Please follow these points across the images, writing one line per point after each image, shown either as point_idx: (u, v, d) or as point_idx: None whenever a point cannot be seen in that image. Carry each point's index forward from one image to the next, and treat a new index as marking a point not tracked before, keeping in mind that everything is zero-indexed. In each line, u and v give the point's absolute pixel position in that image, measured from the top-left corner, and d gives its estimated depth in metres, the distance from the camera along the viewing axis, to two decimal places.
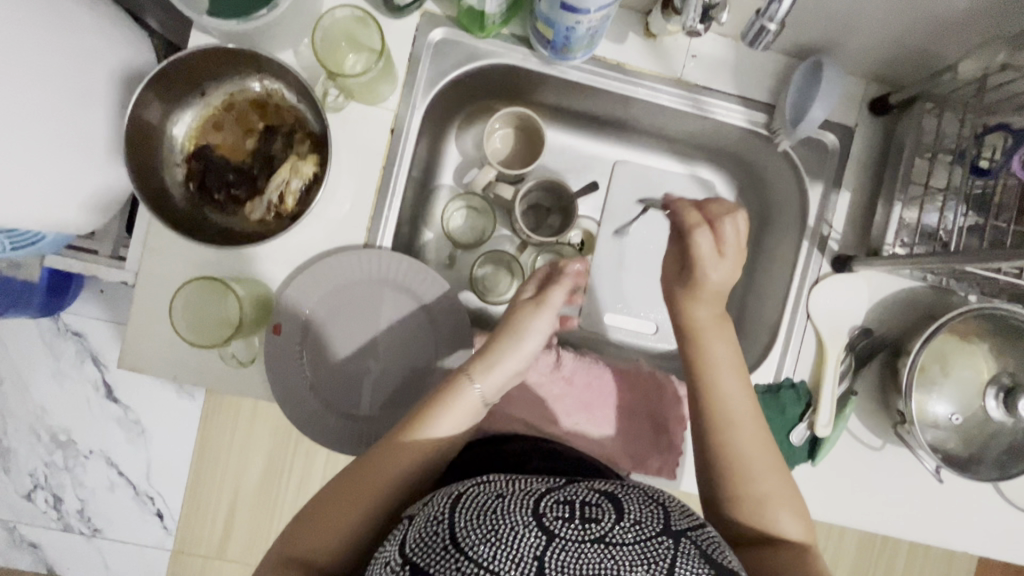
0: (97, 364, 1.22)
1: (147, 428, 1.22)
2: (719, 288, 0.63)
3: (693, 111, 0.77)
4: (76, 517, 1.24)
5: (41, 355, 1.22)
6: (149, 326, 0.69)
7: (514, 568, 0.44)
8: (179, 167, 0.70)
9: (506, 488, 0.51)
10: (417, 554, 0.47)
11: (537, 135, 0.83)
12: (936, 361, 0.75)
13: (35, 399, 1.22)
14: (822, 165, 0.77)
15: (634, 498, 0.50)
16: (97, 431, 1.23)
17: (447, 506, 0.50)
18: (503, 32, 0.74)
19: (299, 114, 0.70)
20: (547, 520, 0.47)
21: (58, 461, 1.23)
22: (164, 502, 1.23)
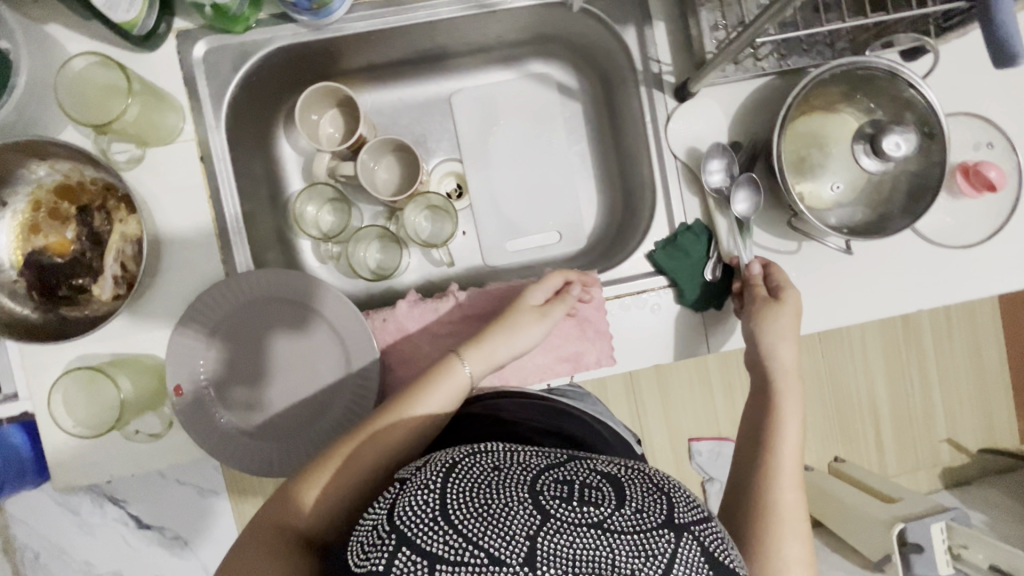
0: (116, 502, 1.18)
1: (188, 539, 1.21)
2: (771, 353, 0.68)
3: (479, 11, 0.75)
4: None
5: (60, 516, 1.17)
6: (62, 446, 0.68)
7: (506, 547, 0.42)
8: (15, 283, 0.68)
9: (503, 461, 0.49)
10: (405, 523, 0.44)
11: (352, 103, 0.81)
12: (812, 144, 0.73)
13: (76, 557, 1.19)
14: (625, 7, 0.75)
15: (638, 485, 0.47)
16: (143, 563, 1.21)
17: (440, 475, 0.47)
18: (260, 17, 0.72)
19: (102, 182, 0.69)
20: (544, 500, 0.44)
21: None
22: None
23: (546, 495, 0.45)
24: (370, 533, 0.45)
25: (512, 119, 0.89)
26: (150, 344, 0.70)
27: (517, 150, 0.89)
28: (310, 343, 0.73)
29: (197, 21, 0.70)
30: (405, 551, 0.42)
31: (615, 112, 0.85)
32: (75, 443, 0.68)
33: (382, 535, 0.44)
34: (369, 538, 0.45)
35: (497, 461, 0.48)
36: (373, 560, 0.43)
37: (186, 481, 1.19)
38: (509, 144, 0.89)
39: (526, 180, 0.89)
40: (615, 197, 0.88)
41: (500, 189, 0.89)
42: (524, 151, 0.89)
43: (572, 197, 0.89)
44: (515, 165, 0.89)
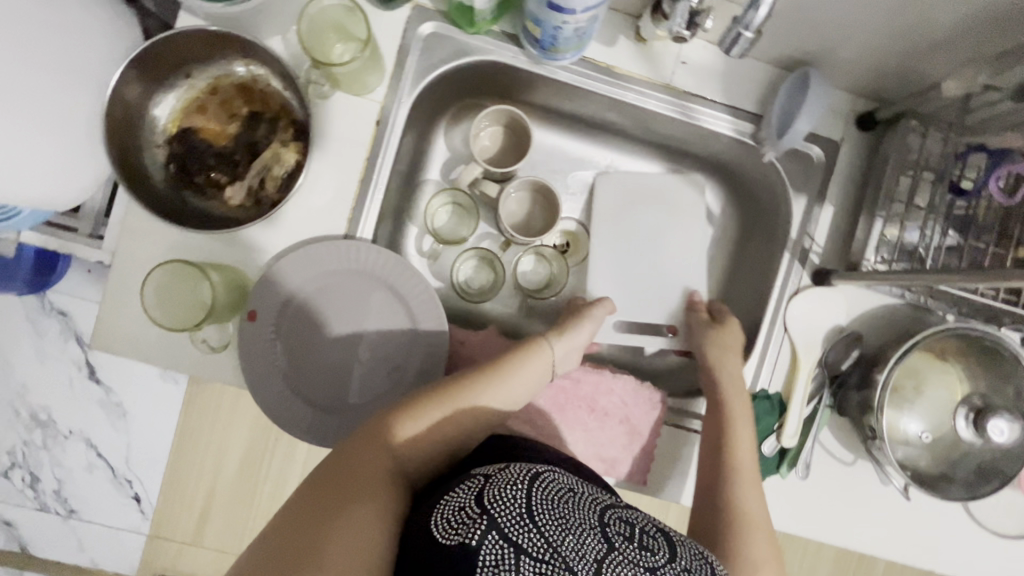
0: (80, 344, 1.20)
1: (128, 410, 1.23)
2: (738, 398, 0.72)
3: (680, 117, 0.76)
4: (53, 497, 1.25)
5: (25, 332, 1.20)
6: (118, 311, 0.69)
7: (576, 562, 0.48)
8: (159, 148, 0.69)
9: (579, 486, 0.55)
10: (496, 508, 0.49)
11: (523, 134, 0.83)
12: (912, 378, 0.75)
13: (16, 379, 1.21)
14: (807, 177, 0.77)
15: (687, 546, 0.53)
16: (78, 413, 1.23)
17: (527, 478, 0.52)
18: (493, 28, 0.73)
19: (283, 100, 0.70)
20: (612, 533, 0.51)
21: (36, 441, 1.24)
22: (142, 486, 1.25)
23: (613, 529, 0.51)
24: (457, 511, 0.49)
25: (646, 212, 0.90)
26: (247, 260, 0.71)
27: (642, 228, 0.87)
28: (378, 318, 0.73)
29: (437, 4, 0.73)
30: (493, 535, 0.48)
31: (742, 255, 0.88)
32: (133, 315, 0.69)
33: (471, 516, 0.49)
34: (456, 516, 0.50)
35: (572, 484, 0.54)
36: (461, 537, 0.48)
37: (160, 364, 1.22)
38: (645, 223, 0.87)
39: (638, 259, 0.87)
40: None
41: (610, 253, 0.87)
42: (654, 240, 0.87)
43: (667, 296, 0.87)
44: None
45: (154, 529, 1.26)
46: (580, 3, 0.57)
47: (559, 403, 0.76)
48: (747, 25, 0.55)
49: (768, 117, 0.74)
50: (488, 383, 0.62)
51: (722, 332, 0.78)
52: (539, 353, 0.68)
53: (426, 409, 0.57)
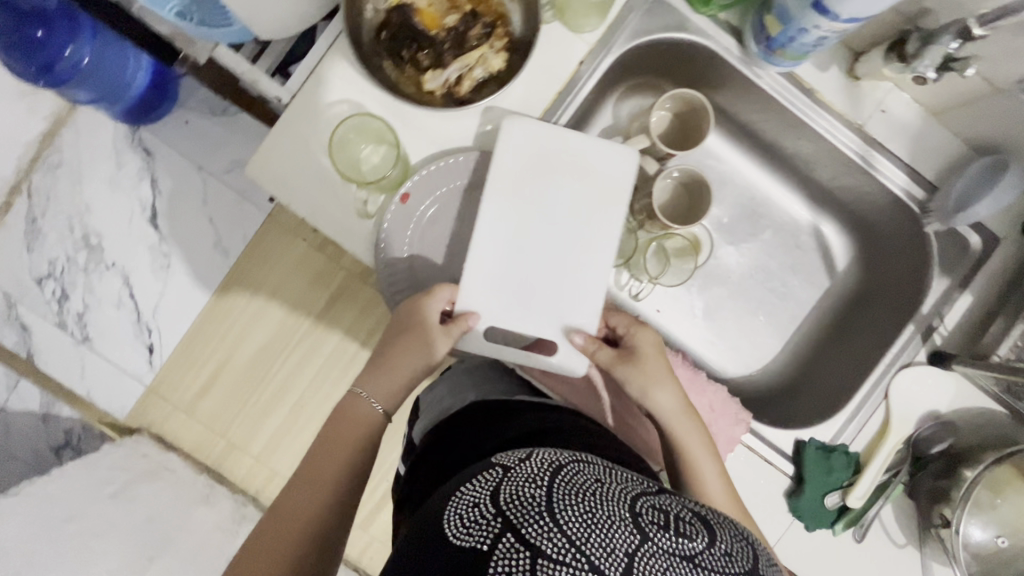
0: (153, 187, 1.27)
1: (173, 264, 1.27)
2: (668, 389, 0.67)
3: (859, 164, 0.77)
4: (73, 320, 1.27)
5: (105, 157, 1.26)
6: (281, 151, 0.71)
7: (606, 559, 0.37)
8: (377, 13, 0.71)
9: (604, 476, 0.46)
10: (513, 510, 0.40)
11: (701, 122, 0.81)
12: (990, 487, 0.71)
13: (84, 196, 1.27)
14: (957, 261, 0.77)
15: (726, 530, 0.43)
16: (128, 248, 1.27)
17: (546, 472, 0.44)
18: (719, 16, 0.74)
19: (505, 12, 0.71)
20: (644, 522, 0.40)
21: (79, 261, 1.27)
22: (160, 339, 1.27)
23: (645, 518, 0.40)
24: (471, 508, 0.41)
25: (771, 241, 0.92)
26: (418, 146, 0.72)
27: (547, 241, 0.71)
28: None
29: None
30: (508, 538, 0.39)
31: (852, 315, 0.88)
32: (293, 161, 0.71)
33: (485, 516, 0.40)
34: (468, 513, 0.41)
35: (598, 474, 0.45)
36: (473, 538, 0.39)
37: (217, 224, 1.26)
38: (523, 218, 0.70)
39: (567, 305, 0.70)
40: (789, 370, 0.90)
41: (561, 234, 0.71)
42: (544, 251, 0.70)
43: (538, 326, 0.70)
44: (747, 280, 0.91)
45: (154, 384, 1.25)
46: (847, 13, 0.57)
47: None
48: None
49: (946, 191, 0.74)
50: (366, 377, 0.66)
51: (639, 367, 0.68)
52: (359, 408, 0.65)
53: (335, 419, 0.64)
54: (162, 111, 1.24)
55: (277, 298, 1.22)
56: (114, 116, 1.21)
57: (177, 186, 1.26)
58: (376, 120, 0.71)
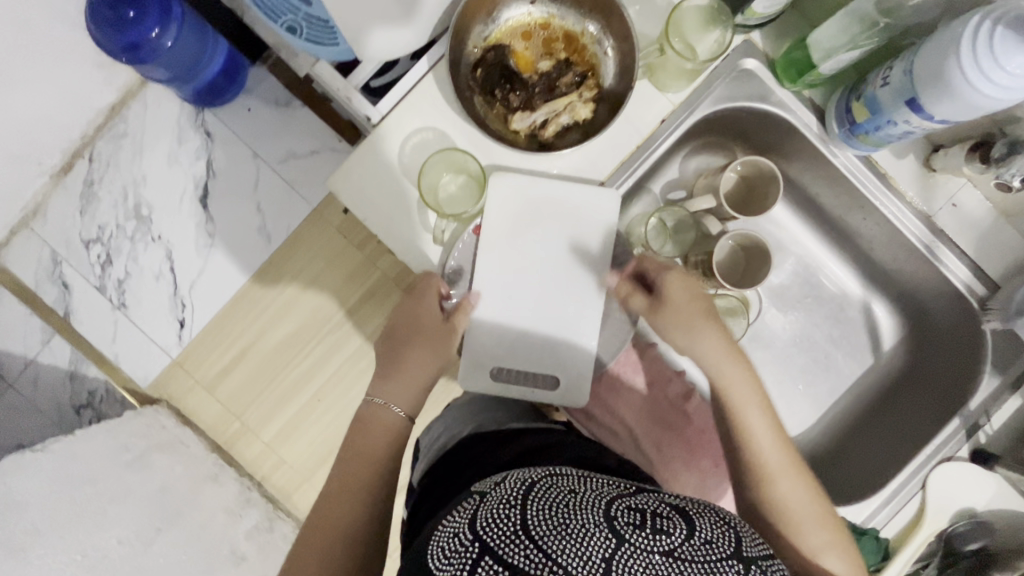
0: (208, 168, 1.28)
1: (215, 244, 1.28)
2: (712, 339, 0.67)
3: (923, 253, 0.78)
4: (113, 286, 1.28)
5: (168, 132, 1.28)
6: (364, 167, 0.74)
7: (582, 566, 0.40)
8: (474, 50, 0.73)
9: (577, 486, 0.49)
10: (488, 532, 0.43)
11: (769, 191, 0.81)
12: None
13: (141, 168, 1.28)
14: (1012, 362, 0.77)
15: (704, 516, 0.45)
16: (176, 224, 1.28)
17: (519, 492, 0.47)
18: (804, 91, 0.75)
19: (598, 64, 0.74)
20: (620, 524, 0.42)
21: (127, 229, 1.28)
22: (191, 315, 1.27)
23: (619, 520, 0.43)
24: (451, 539, 0.44)
25: (820, 311, 0.92)
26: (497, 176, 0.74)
27: (545, 281, 0.73)
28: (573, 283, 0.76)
29: (766, 46, 0.75)
30: (487, 560, 0.41)
31: (894, 397, 0.88)
32: (373, 179, 0.74)
33: (464, 543, 0.43)
34: (451, 544, 0.44)
35: (572, 485, 0.48)
36: (455, 568, 0.42)
37: (264, 212, 1.27)
38: (520, 255, 0.72)
39: (564, 345, 0.72)
40: (822, 441, 0.90)
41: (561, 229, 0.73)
42: (547, 290, 0.73)
43: (560, 368, 0.73)
44: (791, 347, 0.92)
45: (181, 357, 1.26)
46: (940, 114, 0.58)
47: (690, 443, 0.76)
48: None
49: (1009, 293, 0.74)
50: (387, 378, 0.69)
51: (671, 309, 0.68)
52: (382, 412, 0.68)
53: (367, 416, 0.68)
54: (229, 95, 1.26)
55: (311, 289, 1.25)
56: (184, 96, 1.22)
57: (231, 172, 1.28)
58: (458, 152, 0.73)
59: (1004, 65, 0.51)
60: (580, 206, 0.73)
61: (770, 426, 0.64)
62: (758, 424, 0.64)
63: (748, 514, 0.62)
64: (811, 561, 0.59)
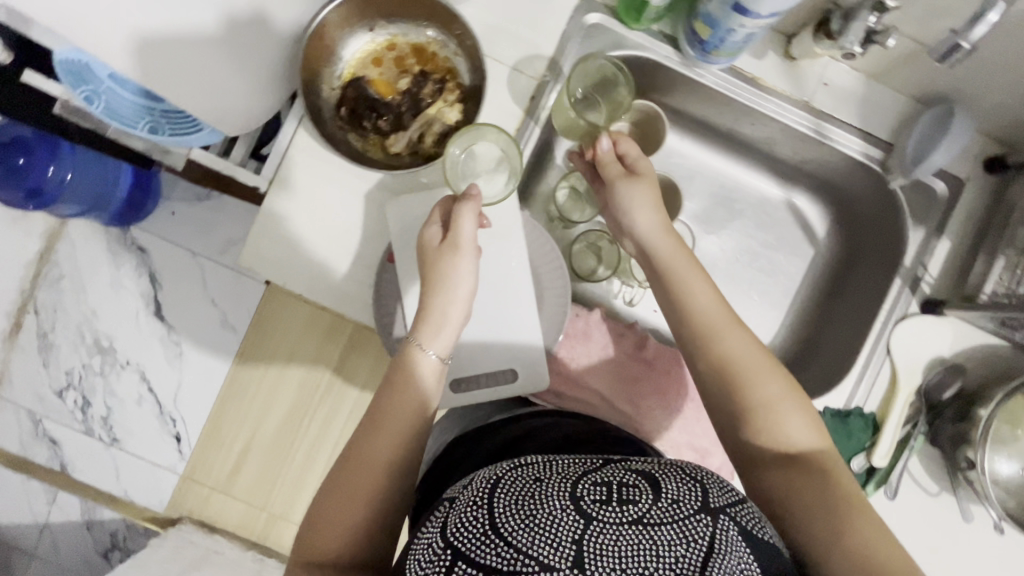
0: (153, 281, 1.27)
1: (184, 350, 1.27)
2: (645, 177, 0.69)
3: (814, 137, 0.80)
4: (99, 424, 1.28)
5: (103, 261, 1.27)
6: (269, 231, 0.74)
7: (555, 554, 0.44)
8: (333, 91, 0.74)
9: (544, 471, 0.51)
10: (459, 538, 0.46)
11: (655, 124, 0.84)
12: (1007, 421, 0.76)
13: (88, 304, 1.28)
14: (928, 210, 0.79)
15: (671, 477, 0.50)
16: (140, 345, 1.28)
17: (486, 490, 0.49)
18: (652, 28, 0.78)
19: (452, 66, 0.75)
20: (586, 504, 0.46)
21: (94, 366, 1.28)
22: (185, 427, 1.27)
23: (586, 499, 0.47)
24: (425, 550, 0.47)
25: (748, 222, 0.95)
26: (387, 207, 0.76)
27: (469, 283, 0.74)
28: None
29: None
30: (460, 565, 0.44)
31: (841, 278, 0.90)
32: (277, 244, 0.75)
33: (437, 552, 0.45)
34: (425, 555, 0.47)
35: (538, 473, 0.50)
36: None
37: (220, 304, 1.27)
38: None
39: (508, 338, 0.73)
40: (792, 342, 0.92)
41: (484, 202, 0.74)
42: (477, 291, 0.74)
43: (513, 360, 0.73)
44: (736, 263, 0.94)
45: (190, 470, 1.26)
46: (766, 9, 0.61)
47: (659, 387, 0.77)
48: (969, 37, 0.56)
49: (901, 148, 0.77)
50: (374, 439, 0.57)
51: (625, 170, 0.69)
52: (415, 370, 0.61)
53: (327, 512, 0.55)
54: (151, 206, 1.25)
55: (295, 357, 1.22)
56: (106, 222, 1.24)
57: (174, 278, 1.27)
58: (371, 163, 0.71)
59: None
60: None
61: (711, 292, 0.61)
62: (702, 287, 0.61)
63: (703, 382, 0.60)
64: (771, 412, 0.55)
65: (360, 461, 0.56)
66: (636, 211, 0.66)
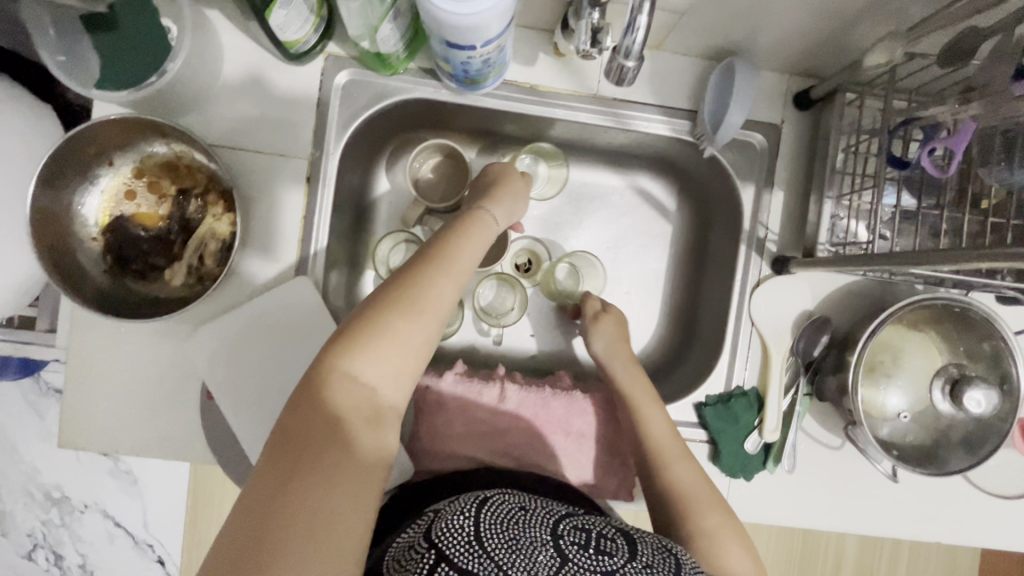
0: None
1: (139, 477, 1.19)
2: (618, 319, 0.78)
3: (615, 126, 0.75)
4: (78, 572, 1.24)
5: (25, 413, 1.18)
6: (83, 401, 0.70)
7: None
8: (94, 241, 0.68)
9: (529, 503, 0.57)
10: (443, 541, 0.49)
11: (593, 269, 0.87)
12: (884, 356, 0.74)
13: (26, 460, 1.19)
14: (752, 166, 0.75)
15: (647, 544, 0.53)
16: (92, 485, 1.20)
17: (475, 506, 0.54)
18: (410, 66, 0.71)
19: (210, 173, 0.69)
20: (565, 542, 0.51)
21: (55, 519, 1.22)
22: (164, 550, 1.22)
23: (566, 540, 0.52)
24: (410, 550, 0.51)
25: (601, 217, 0.89)
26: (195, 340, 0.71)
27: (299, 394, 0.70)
28: None
29: (348, 51, 0.71)
30: (442, 566, 0.48)
31: (704, 248, 0.86)
32: (95, 414, 0.70)
33: (420, 551, 0.50)
34: (409, 553, 0.51)
35: (523, 502, 0.56)
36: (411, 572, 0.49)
37: None
38: (264, 387, 0.69)
39: None
40: (675, 328, 0.88)
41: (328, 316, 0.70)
42: None
43: None
44: (599, 261, 0.89)
45: None
46: (478, 40, 0.55)
47: (533, 431, 0.74)
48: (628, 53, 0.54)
49: (701, 113, 0.72)
50: (441, 271, 0.55)
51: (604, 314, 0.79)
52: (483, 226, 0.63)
53: (380, 324, 0.50)
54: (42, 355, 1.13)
55: None
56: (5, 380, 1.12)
57: None
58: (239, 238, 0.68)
59: None
60: (283, 305, 0.70)
61: (665, 421, 0.69)
62: (653, 414, 0.69)
63: (654, 503, 0.64)
64: (716, 543, 0.58)
65: (418, 285, 0.53)
66: (600, 346, 0.76)
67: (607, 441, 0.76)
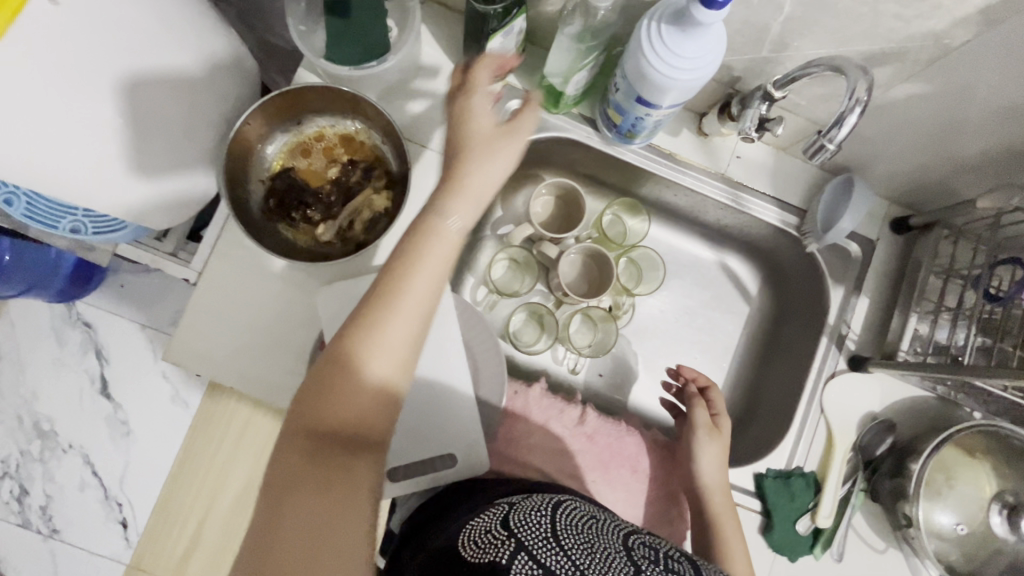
0: (99, 357, 1.18)
1: (133, 430, 1.17)
2: (724, 437, 0.76)
3: (732, 205, 0.84)
4: (37, 514, 1.16)
5: (46, 341, 1.18)
6: (197, 323, 0.74)
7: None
8: (262, 184, 0.76)
9: (600, 518, 0.58)
10: (523, 530, 0.52)
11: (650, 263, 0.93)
12: (941, 472, 0.77)
13: (29, 385, 1.17)
14: (845, 270, 0.83)
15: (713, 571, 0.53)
16: (84, 428, 1.17)
17: (551, 509, 0.56)
18: (572, 110, 0.82)
19: (380, 153, 0.77)
20: (637, 555, 0.51)
21: (33, 452, 1.16)
22: (132, 512, 1.16)
23: (638, 553, 0.52)
24: (487, 533, 0.53)
25: (687, 284, 0.97)
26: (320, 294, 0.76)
27: None
28: None
29: (525, 84, 0.82)
30: (522, 554, 0.49)
31: (777, 336, 0.93)
32: (206, 338, 0.74)
33: (500, 536, 0.52)
34: (485, 537, 0.53)
35: (594, 515, 0.58)
36: (491, 555, 0.50)
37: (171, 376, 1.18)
38: None
39: (438, 424, 0.71)
40: (736, 403, 0.93)
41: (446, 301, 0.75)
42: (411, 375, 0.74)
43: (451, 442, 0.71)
44: (678, 323, 0.95)
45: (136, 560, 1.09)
46: (666, 102, 0.65)
47: (602, 461, 0.78)
48: (831, 138, 0.57)
49: (814, 212, 0.81)
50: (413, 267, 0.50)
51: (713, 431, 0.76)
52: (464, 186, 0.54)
53: (369, 323, 0.48)
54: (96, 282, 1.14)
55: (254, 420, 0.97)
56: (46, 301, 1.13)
57: (126, 358, 1.18)
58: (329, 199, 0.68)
59: (678, 53, 0.57)
60: None
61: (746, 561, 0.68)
62: (735, 550, 0.69)
63: None
64: None
65: (387, 290, 0.50)
66: (703, 461, 0.75)
67: (667, 488, 0.79)
